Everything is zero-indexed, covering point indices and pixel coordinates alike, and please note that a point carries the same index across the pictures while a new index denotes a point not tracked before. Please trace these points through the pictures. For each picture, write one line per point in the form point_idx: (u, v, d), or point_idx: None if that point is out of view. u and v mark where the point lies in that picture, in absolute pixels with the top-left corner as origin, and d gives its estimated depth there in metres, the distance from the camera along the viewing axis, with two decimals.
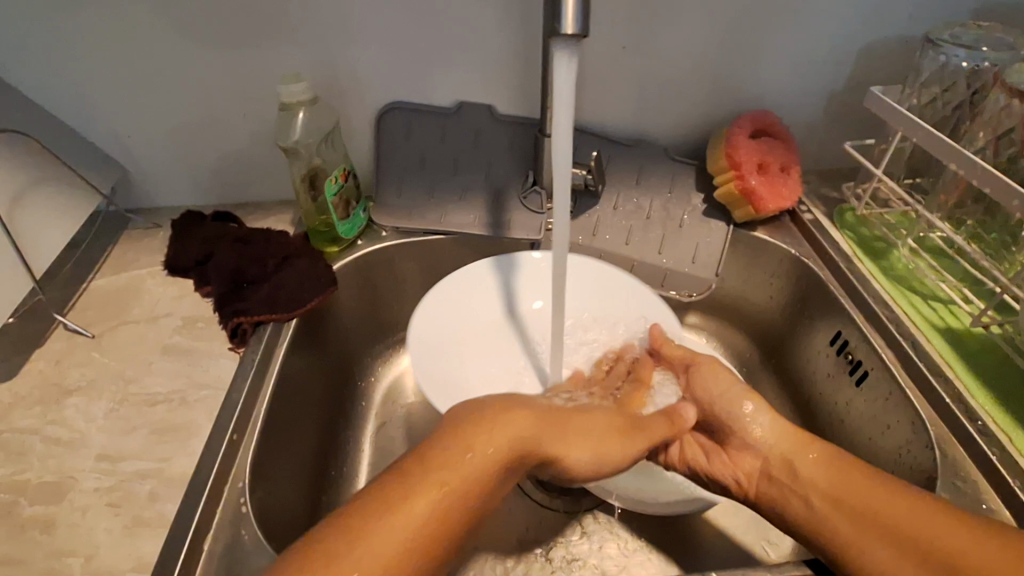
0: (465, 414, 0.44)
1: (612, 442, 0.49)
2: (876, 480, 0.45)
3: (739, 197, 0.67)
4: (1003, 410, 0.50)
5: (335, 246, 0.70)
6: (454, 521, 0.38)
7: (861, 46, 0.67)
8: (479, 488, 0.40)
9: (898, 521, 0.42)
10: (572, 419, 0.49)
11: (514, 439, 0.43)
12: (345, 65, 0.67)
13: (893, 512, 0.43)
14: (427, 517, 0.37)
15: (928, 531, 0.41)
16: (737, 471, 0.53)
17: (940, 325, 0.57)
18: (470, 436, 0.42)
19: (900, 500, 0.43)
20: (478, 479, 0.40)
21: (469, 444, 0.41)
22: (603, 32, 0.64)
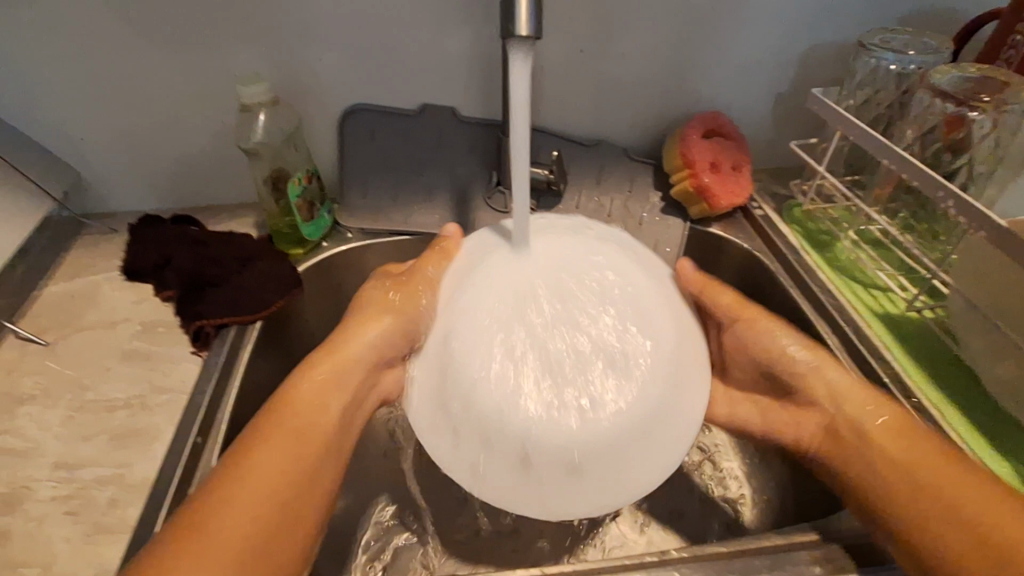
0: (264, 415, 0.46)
1: (350, 378, 0.50)
2: (920, 437, 0.46)
3: (693, 194, 0.70)
4: (938, 389, 0.53)
5: (301, 247, 0.70)
6: (289, 489, 0.42)
7: (803, 52, 0.71)
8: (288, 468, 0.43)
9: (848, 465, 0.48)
10: (319, 368, 0.49)
11: (303, 402, 0.47)
12: (307, 69, 0.67)
13: (933, 475, 0.43)
14: (261, 511, 0.40)
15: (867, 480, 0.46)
16: (804, 427, 0.52)
17: (880, 311, 0.61)
18: (260, 441, 0.43)
19: (909, 434, 0.46)
20: (282, 463, 0.43)
21: (266, 446, 0.43)
22: (560, 36, 0.67)
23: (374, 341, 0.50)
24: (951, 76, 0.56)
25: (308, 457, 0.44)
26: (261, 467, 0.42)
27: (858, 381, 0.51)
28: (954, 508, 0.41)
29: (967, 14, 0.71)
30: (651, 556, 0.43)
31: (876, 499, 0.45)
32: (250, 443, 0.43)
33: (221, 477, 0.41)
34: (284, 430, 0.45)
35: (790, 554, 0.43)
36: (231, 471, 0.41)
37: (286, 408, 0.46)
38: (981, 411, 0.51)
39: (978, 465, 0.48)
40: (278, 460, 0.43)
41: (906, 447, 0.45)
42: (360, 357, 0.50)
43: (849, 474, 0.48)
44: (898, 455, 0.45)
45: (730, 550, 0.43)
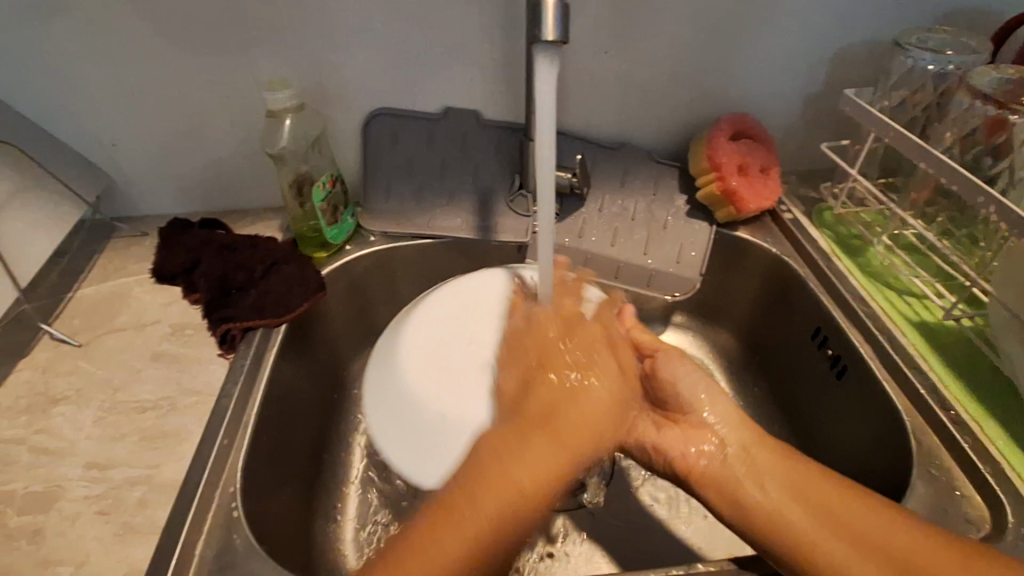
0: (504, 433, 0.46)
1: (614, 412, 0.49)
2: (812, 473, 0.45)
3: (720, 198, 0.69)
4: (977, 401, 0.51)
5: (324, 251, 0.70)
6: (501, 525, 0.41)
7: (835, 51, 0.69)
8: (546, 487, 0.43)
9: (803, 544, 0.42)
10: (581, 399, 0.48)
11: (557, 442, 0.45)
12: (332, 74, 0.68)
13: (806, 527, 0.42)
14: (482, 536, 0.40)
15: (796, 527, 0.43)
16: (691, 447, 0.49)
17: (915, 319, 0.59)
18: (514, 457, 0.44)
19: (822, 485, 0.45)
20: (541, 484, 0.43)
21: (518, 461, 0.43)
22: (584, 38, 0.66)
23: (603, 385, 0.49)
24: (992, 77, 0.54)
25: (546, 483, 0.43)
26: (445, 539, 0.40)
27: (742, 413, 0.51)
28: (847, 527, 0.42)
29: (1008, 11, 0.68)
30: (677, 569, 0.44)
31: (755, 519, 0.44)
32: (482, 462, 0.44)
33: (464, 490, 0.42)
34: (486, 504, 0.41)
35: None
36: (473, 488, 0.42)
37: (566, 424, 0.46)
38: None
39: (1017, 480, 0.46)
40: (512, 477, 0.43)
41: (784, 473, 0.46)
42: (590, 402, 0.48)
43: (721, 504, 0.46)
44: (800, 509, 0.43)
45: (732, 568, 0.44)
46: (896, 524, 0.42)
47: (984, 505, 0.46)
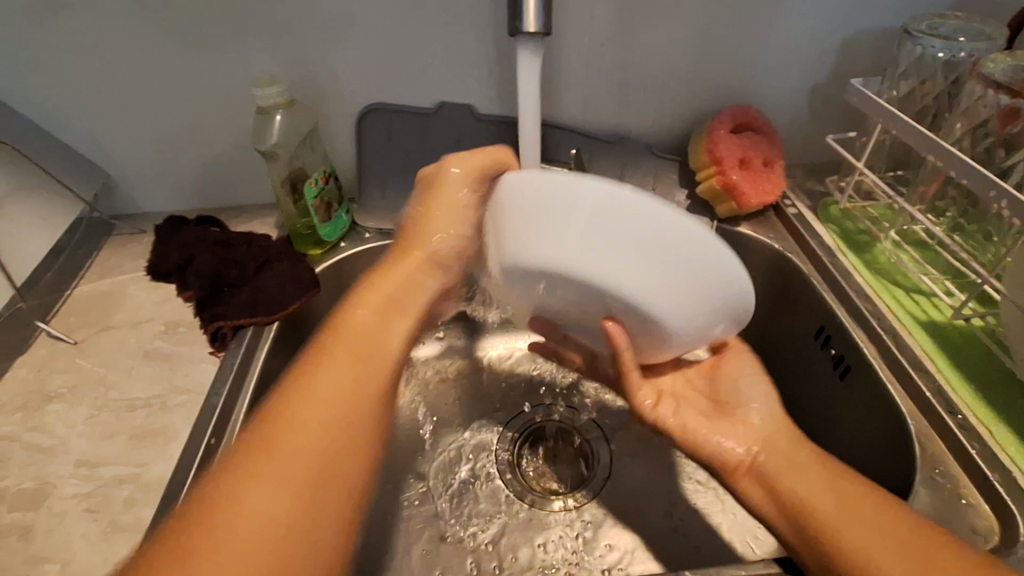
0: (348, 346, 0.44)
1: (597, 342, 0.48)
2: (858, 484, 0.42)
3: (721, 192, 0.68)
4: (985, 405, 0.49)
5: (319, 247, 0.70)
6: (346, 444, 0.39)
7: (843, 39, 0.67)
8: (354, 429, 0.40)
9: (831, 529, 0.40)
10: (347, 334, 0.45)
11: (349, 370, 0.43)
12: (324, 68, 0.67)
13: (835, 519, 0.40)
14: (309, 466, 0.37)
15: (842, 532, 0.40)
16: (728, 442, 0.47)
17: (922, 319, 0.57)
18: (304, 389, 0.41)
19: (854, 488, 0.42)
20: (343, 419, 0.40)
21: (305, 397, 0.40)
22: (580, 29, 0.64)
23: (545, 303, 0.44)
24: (1007, 63, 0.52)
25: (349, 411, 0.41)
26: (296, 453, 0.37)
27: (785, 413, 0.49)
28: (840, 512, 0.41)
29: None
30: None
31: (784, 504, 0.43)
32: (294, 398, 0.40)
33: (260, 432, 0.38)
34: (339, 371, 0.42)
35: None
36: (274, 434, 0.38)
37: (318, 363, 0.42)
38: None
39: None
40: (313, 414, 0.39)
41: (821, 470, 0.44)
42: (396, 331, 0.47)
43: (756, 496, 0.45)
44: (828, 502, 0.41)
45: (775, 570, 0.44)
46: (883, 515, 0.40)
47: (992, 516, 0.43)
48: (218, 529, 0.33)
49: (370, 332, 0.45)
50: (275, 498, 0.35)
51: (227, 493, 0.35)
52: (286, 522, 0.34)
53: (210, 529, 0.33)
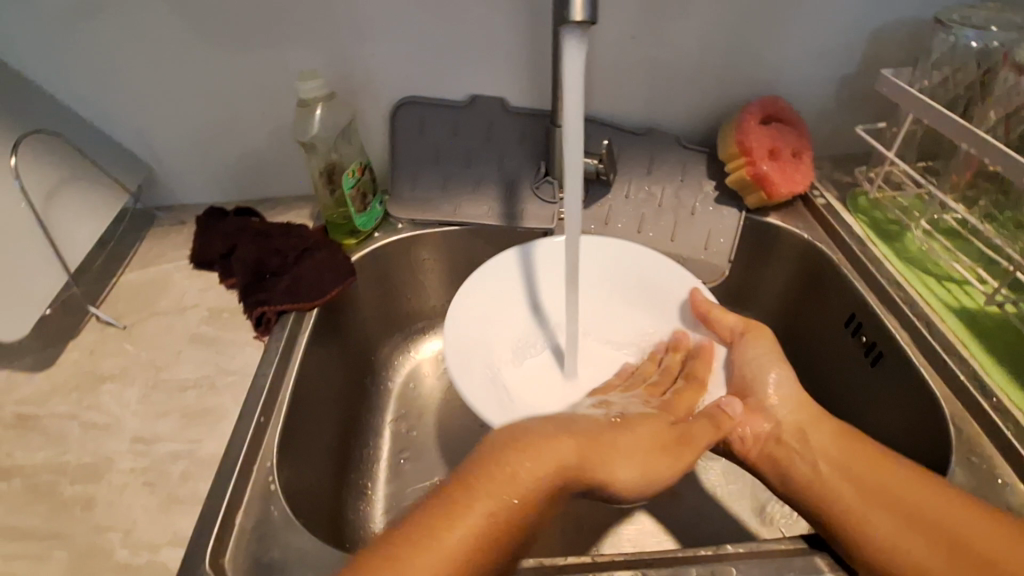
0: (506, 433, 0.43)
1: (667, 452, 0.47)
2: (892, 466, 0.45)
3: (751, 183, 0.68)
4: (1019, 389, 0.49)
5: (353, 238, 0.72)
6: (510, 536, 0.39)
7: (873, 31, 0.67)
8: (535, 501, 0.40)
9: (852, 514, 0.43)
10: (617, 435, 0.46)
11: (564, 446, 0.43)
12: (360, 62, 0.69)
13: (853, 506, 0.44)
14: (475, 551, 0.38)
15: (864, 524, 0.42)
16: (755, 426, 0.52)
17: (954, 306, 0.57)
18: (522, 452, 0.42)
19: (889, 468, 0.45)
20: (531, 493, 0.40)
21: (528, 463, 0.41)
22: (612, 22, 0.65)
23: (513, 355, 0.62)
24: None
25: (540, 481, 0.41)
26: (445, 547, 0.37)
27: (805, 393, 0.53)
28: (868, 489, 0.44)
29: None
30: (706, 551, 0.43)
31: (801, 484, 0.48)
32: (508, 467, 0.41)
33: (443, 512, 0.39)
34: (491, 491, 0.40)
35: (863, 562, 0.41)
36: (441, 519, 0.39)
37: (539, 452, 0.42)
38: None
39: None
40: (521, 490, 0.40)
41: (838, 450, 0.48)
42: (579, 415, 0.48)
43: (772, 475, 0.50)
44: (846, 488, 0.45)
45: (793, 548, 0.43)
46: (908, 480, 0.44)
47: None
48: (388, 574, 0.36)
49: (593, 425, 0.47)
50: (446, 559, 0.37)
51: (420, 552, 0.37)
52: None
53: None
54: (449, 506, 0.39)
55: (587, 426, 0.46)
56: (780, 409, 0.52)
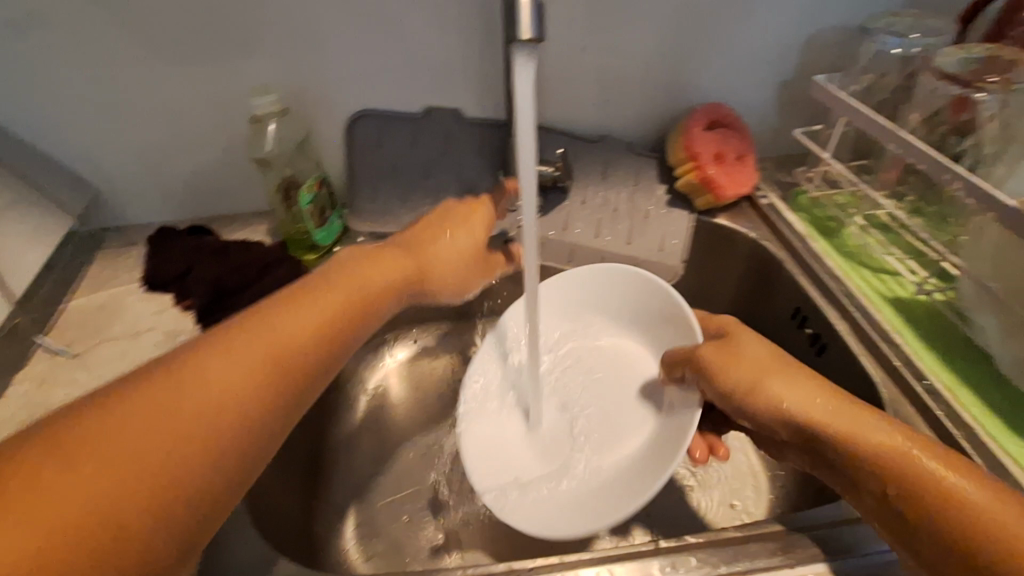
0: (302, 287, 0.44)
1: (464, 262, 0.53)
2: (899, 448, 0.39)
3: (700, 186, 0.71)
4: (949, 370, 0.53)
5: (312, 253, 0.71)
6: (273, 385, 0.38)
7: (806, 39, 0.71)
8: (315, 345, 0.41)
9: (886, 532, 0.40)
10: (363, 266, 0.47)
11: (351, 293, 0.45)
12: (313, 76, 0.68)
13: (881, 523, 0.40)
14: (232, 391, 0.36)
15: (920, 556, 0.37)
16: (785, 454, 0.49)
17: (889, 295, 0.61)
18: (288, 307, 0.41)
19: (878, 444, 0.39)
20: (299, 341, 0.40)
21: (291, 313, 0.41)
22: (561, 33, 0.67)
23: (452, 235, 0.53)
24: (959, 57, 0.54)
25: (319, 328, 0.41)
26: (197, 384, 0.35)
27: (789, 369, 0.45)
28: (886, 495, 0.39)
29: None
30: (667, 542, 0.45)
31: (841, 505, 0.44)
32: (269, 310, 0.40)
33: (191, 354, 0.36)
34: (263, 335, 0.39)
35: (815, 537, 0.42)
36: (184, 366, 0.35)
37: (306, 295, 0.42)
38: (994, 393, 0.51)
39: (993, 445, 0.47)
40: (293, 325, 0.40)
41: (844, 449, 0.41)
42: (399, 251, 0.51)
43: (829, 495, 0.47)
44: (872, 504, 0.40)
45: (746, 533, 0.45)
46: (915, 467, 0.38)
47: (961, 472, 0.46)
48: (77, 450, 0.30)
49: (408, 241, 0.52)
50: (169, 433, 0.33)
51: (158, 414, 0.33)
52: (152, 485, 0.31)
53: (95, 434, 0.31)
54: (191, 366, 0.36)
55: (378, 269, 0.48)
56: (783, 416, 0.44)
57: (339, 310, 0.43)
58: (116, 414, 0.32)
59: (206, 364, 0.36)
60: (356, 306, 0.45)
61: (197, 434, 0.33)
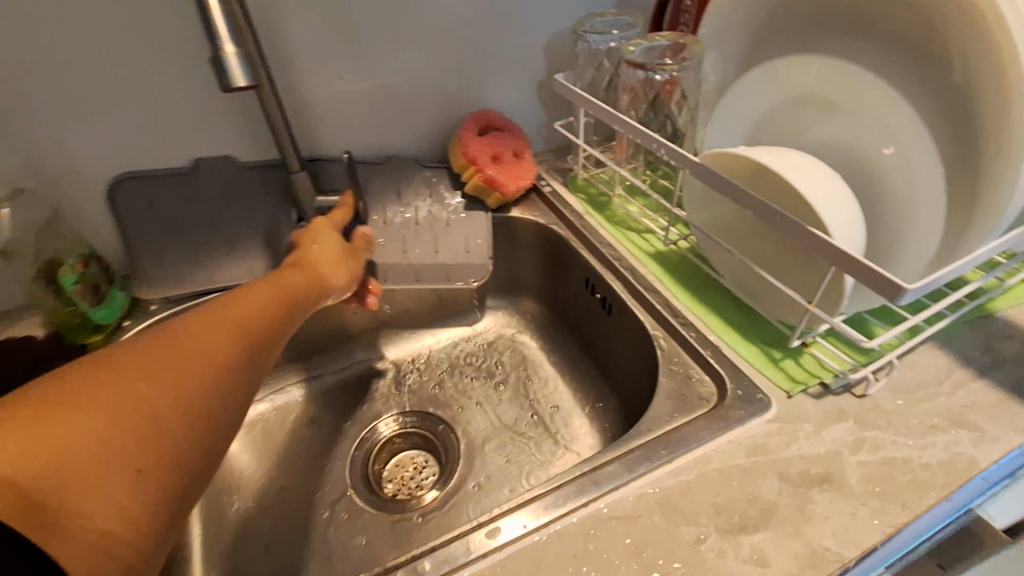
0: (222, 306, 0.44)
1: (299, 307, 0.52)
2: None
3: (485, 187, 0.77)
4: (699, 301, 0.63)
5: (98, 335, 0.65)
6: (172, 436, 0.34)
7: (544, 42, 0.80)
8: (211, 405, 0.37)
9: None
10: (250, 297, 0.47)
11: (228, 342, 0.40)
12: (47, 152, 0.63)
13: None
14: (126, 433, 0.32)
15: None
16: None
17: (650, 250, 0.70)
18: (171, 348, 0.37)
19: None
20: (206, 395, 0.37)
21: (181, 352, 0.37)
22: (314, 68, 0.69)
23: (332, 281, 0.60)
24: (642, 46, 0.64)
25: (220, 364, 0.39)
26: (87, 409, 0.31)
27: None
28: None
29: None
30: (484, 517, 0.46)
31: None
32: (161, 340, 0.37)
33: (61, 385, 0.32)
34: (143, 379, 0.34)
35: (605, 470, 0.48)
36: (111, 367, 0.34)
37: (197, 327, 0.40)
38: (733, 311, 0.61)
39: (734, 356, 0.57)
40: (187, 363, 0.37)
41: None
42: (263, 289, 0.49)
43: None
44: None
45: (547, 488, 0.48)
46: None
47: (713, 383, 0.56)
48: (40, 418, 0.29)
49: (298, 281, 0.54)
50: (97, 420, 0.31)
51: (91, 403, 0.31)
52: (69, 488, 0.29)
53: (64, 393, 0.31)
54: (105, 370, 0.34)
55: (258, 319, 0.45)
56: None
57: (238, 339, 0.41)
58: (57, 392, 0.31)
59: (122, 367, 0.34)
60: (244, 335, 0.42)
61: (133, 422, 0.32)
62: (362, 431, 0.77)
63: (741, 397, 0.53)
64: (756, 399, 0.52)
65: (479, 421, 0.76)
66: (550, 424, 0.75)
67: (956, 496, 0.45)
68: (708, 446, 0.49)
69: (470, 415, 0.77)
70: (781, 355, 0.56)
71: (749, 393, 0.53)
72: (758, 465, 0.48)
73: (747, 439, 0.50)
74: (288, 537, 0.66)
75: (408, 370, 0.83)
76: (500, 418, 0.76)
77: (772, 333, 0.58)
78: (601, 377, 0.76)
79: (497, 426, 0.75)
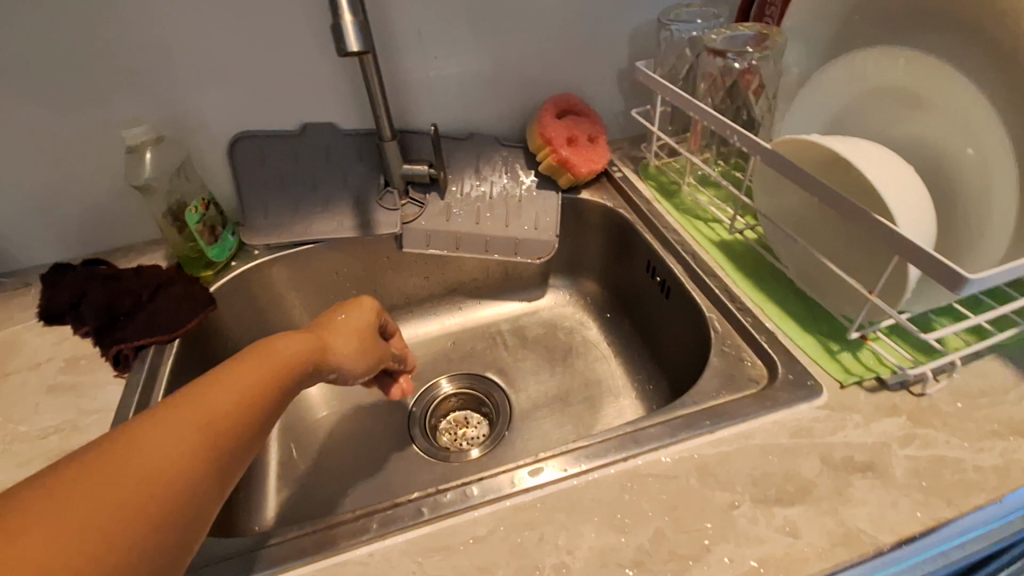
0: (196, 394, 0.38)
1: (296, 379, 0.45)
2: None
3: (558, 167, 0.80)
4: (760, 291, 0.63)
5: (210, 270, 0.75)
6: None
7: (630, 32, 0.82)
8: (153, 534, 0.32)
9: None
10: (230, 379, 0.40)
11: (182, 452, 0.35)
12: (185, 107, 0.73)
13: None
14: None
15: None
16: None
17: (714, 238, 0.71)
18: (114, 468, 0.32)
19: None
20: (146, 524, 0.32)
21: (127, 472, 0.33)
22: (412, 46, 0.75)
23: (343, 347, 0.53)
24: (723, 35, 0.65)
25: (166, 485, 0.34)
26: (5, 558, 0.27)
27: None
28: None
29: None
30: (530, 458, 0.50)
31: None
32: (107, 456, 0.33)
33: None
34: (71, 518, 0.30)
35: (645, 432, 0.51)
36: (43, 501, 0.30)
37: (149, 434, 0.35)
38: (792, 302, 0.61)
39: (789, 344, 0.58)
40: (129, 489, 0.32)
41: None
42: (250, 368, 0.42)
43: None
44: None
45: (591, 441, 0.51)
46: None
47: (764, 367, 0.57)
48: None
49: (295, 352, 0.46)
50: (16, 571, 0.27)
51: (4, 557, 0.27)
52: None
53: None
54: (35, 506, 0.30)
55: (233, 408, 0.39)
56: None
57: (202, 440, 0.36)
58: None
59: (53, 501, 0.30)
60: (205, 437, 0.36)
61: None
62: (424, 384, 0.83)
63: (792, 381, 0.54)
64: (806, 386, 0.53)
65: (532, 388, 0.80)
66: (600, 398, 0.78)
67: (1006, 499, 0.44)
68: (752, 422, 0.51)
69: (524, 382, 0.82)
70: (839, 348, 0.56)
71: (799, 379, 0.54)
72: (801, 446, 0.49)
73: (793, 421, 0.51)
74: (350, 467, 0.73)
75: (470, 334, 0.89)
76: (553, 387, 0.80)
77: (831, 327, 0.58)
78: (654, 359, 0.78)
79: (549, 394, 0.79)
